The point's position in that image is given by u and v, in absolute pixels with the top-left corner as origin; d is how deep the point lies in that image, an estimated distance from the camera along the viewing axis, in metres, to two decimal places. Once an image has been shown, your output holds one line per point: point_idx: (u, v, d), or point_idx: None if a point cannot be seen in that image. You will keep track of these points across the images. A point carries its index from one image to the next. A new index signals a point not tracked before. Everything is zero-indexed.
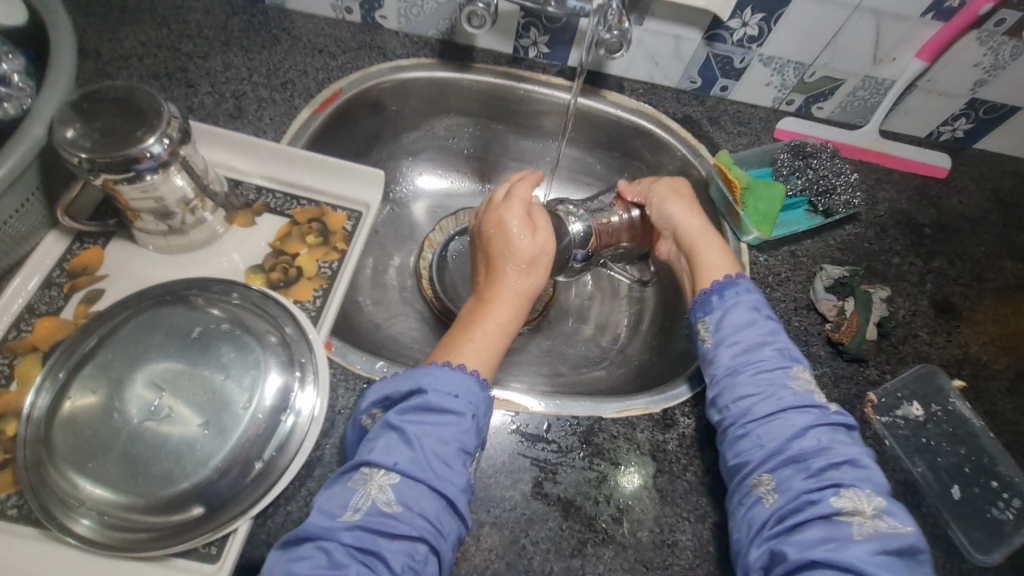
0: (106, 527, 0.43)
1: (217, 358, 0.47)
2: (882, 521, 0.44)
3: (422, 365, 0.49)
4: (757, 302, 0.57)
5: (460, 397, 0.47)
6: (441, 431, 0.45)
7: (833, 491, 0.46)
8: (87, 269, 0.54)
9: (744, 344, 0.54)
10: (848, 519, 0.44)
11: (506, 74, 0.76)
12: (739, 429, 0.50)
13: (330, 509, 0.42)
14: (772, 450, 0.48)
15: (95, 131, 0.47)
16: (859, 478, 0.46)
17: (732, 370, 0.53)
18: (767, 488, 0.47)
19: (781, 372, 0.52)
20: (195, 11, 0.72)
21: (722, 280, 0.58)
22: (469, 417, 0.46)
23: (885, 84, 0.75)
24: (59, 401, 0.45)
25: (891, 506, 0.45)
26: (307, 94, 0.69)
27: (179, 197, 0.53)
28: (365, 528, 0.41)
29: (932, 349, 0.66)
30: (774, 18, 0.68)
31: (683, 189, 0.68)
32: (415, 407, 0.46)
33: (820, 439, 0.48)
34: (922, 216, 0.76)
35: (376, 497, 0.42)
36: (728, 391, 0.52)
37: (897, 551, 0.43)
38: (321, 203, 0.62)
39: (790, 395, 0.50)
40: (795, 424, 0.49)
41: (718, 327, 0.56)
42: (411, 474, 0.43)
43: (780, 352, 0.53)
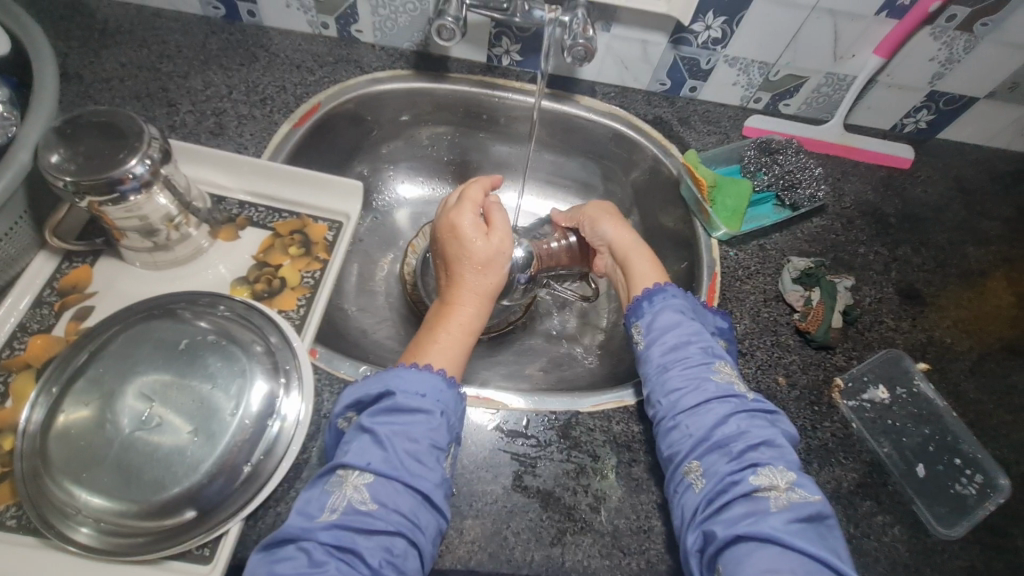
0: (104, 533, 0.45)
1: (204, 368, 0.49)
2: (796, 494, 0.47)
3: (393, 368, 0.51)
4: (683, 302, 0.60)
5: (427, 396, 0.49)
6: (411, 430, 0.47)
7: (753, 470, 0.48)
8: (77, 287, 0.56)
9: (672, 343, 0.57)
10: (765, 494, 0.47)
11: (480, 83, 0.78)
12: (670, 422, 0.53)
13: (309, 511, 0.44)
14: (699, 438, 0.51)
15: (79, 155, 0.49)
16: (775, 456, 0.49)
17: (662, 367, 0.56)
18: (696, 474, 0.50)
19: (704, 366, 0.55)
20: (174, 31, 0.74)
21: (650, 288, 0.61)
22: (436, 415, 0.49)
23: (847, 80, 0.78)
24: (54, 415, 0.47)
25: (804, 479, 0.48)
26: (286, 109, 0.71)
27: (163, 214, 0.55)
28: (342, 527, 0.43)
29: (897, 334, 0.68)
30: (736, 21, 0.71)
31: (611, 209, 0.72)
32: (384, 408, 0.48)
33: (740, 424, 0.51)
34: (887, 206, 0.78)
35: (351, 497, 0.45)
36: (659, 388, 0.55)
37: (809, 518, 0.45)
38: (302, 215, 0.64)
39: (713, 387, 0.53)
40: (717, 412, 0.52)
41: (649, 329, 0.59)
42: (384, 472, 0.46)
43: (703, 350, 0.56)
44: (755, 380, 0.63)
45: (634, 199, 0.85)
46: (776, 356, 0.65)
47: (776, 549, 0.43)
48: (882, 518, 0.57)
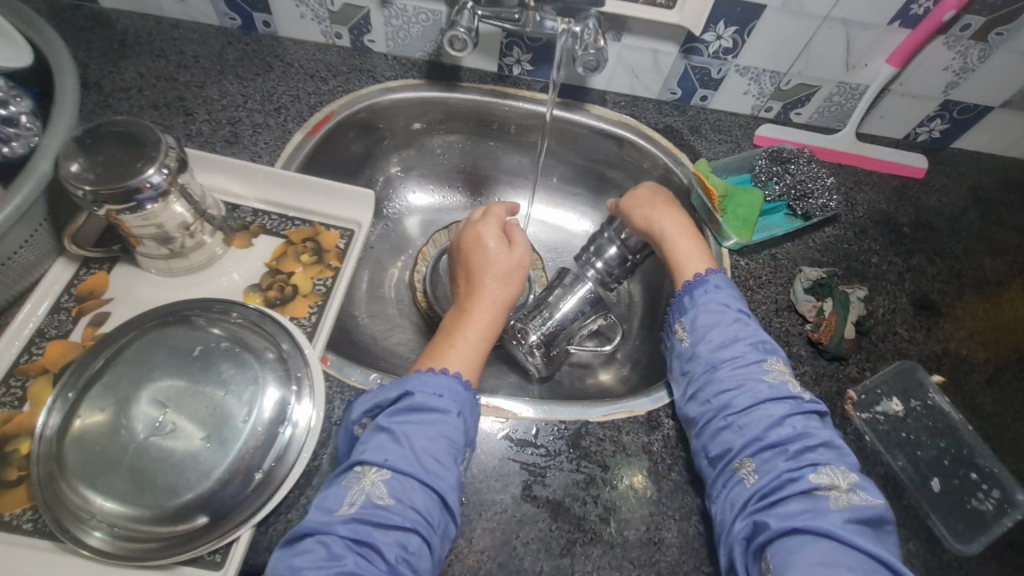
0: (117, 538, 0.45)
1: (216, 375, 0.50)
2: (857, 495, 0.48)
3: (411, 373, 0.52)
4: (729, 299, 0.59)
5: (445, 396, 0.50)
6: (428, 429, 0.48)
7: (812, 469, 0.49)
8: (94, 293, 0.57)
9: (721, 341, 0.56)
10: (825, 493, 0.47)
11: (492, 92, 0.79)
12: (722, 420, 0.52)
13: (327, 506, 0.45)
14: (752, 437, 0.51)
15: (98, 164, 0.49)
16: (834, 457, 0.50)
17: (711, 366, 0.55)
18: (748, 469, 0.50)
19: (756, 365, 0.54)
20: (191, 42, 0.76)
21: (690, 282, 0.61)
22: (453, 414, 0.49)
23: (859, 89, 0.78)
24: (70, 420, 0.47)
25: (864, 482, 0.49)
26: (300, 118, 0.72)
27: (178, 222, 0.55)
28: (360, 521, 0.44)
29: (912, 346, 0.67)
30: (747, 30, 0.71)
31: (650, 195, 0.70)
32: (401, 408, 0.49)
33: (796, 426, 0.51)
34: (901, 216, 0.78)
35: (369, 493, 0.45)
36: (709, 386, 0.55)
37: (868, 519, 0.46)
38: (314, 223, 0.65)
39: (767, 388, 0.53)
40: (772, 411, 0.52)
41: (694, 326, 0.58)
42: (400, 469, 0.46)
43: (753, 347, 0.56)
44: None
45: None
46: (789, 367, 0.64)
47: (834, 545, 0.44)
48: (896, 532, 0.56)
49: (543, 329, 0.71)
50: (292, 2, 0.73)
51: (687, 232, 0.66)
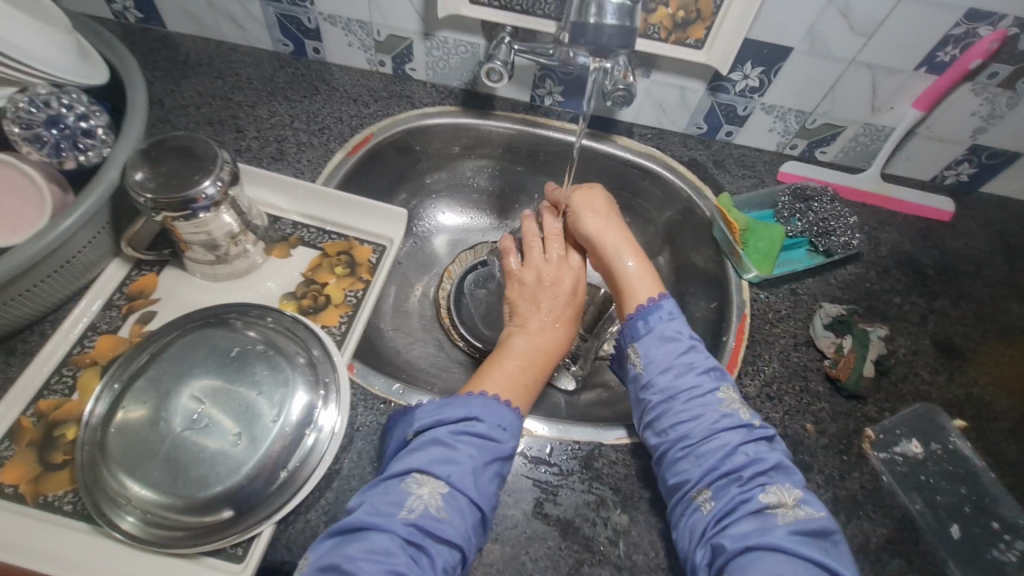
0: (148, 524, 0.48)
1: (251, 376, 0.53)
2: (802, 510, 0.49)
3: (475, 395, 0.54)
4: (680, 326, 0.60)
5: (507, 430, 0.53)
6: (488, 455, 0.51)
7: (761, 489, 0.50)
8: (143, 293, 0.61)
9: (675, 369, 0.57)
10: (774, 511, 0.49)
11: (524, 121, 0.82)
12: (678, 450, 0.53)
13: (385, 509, 0.47)
14: (707, 466, 0.52)
15: (160, 174, 0.53)
16: (781, 475, 0.52)
17: (666, 396, 0.56)
18: (705, 497, 0.51)
19: (709, 394, 0.55)
20: (246, 65, 0.81)
21: (645, 307, 0.62)
22: (507, 444, 0.52)
23: (885, 131, 0.79)
24: (115, 409, 0.51)
25: (808, 496, 0.51)
26: (342, 138, 0.77)
27: (226, 231, 0.59)
28: (418, 529, 0.46)
29: (933, 389, 0.67)
30: (773, 71, 0.73)
31: (605, 206, 0.72)
32: (464, 428, 0.51)
33: (746, 449, 0.53)
34: (925, 258, 0.78)
35: (428, 503, 0.47)
36: (664, 416, 0.55)
37: (816, 535, 0.48)
38: (349, 237, 0.68)
39: (719, 414, 0.54)
40: (724, 438, 0.53)
41: (648, 353, 0.58)
42: (460, 486, 0.48)
43: (705, 375, 0.57)
44: (783, 425, 0.62)
45: (665, 236, 0.86)
46: (805, 403, 0.64)
47: (785, 561, 0.45)
48: None
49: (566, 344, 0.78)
50: (342, 32, 0.78)
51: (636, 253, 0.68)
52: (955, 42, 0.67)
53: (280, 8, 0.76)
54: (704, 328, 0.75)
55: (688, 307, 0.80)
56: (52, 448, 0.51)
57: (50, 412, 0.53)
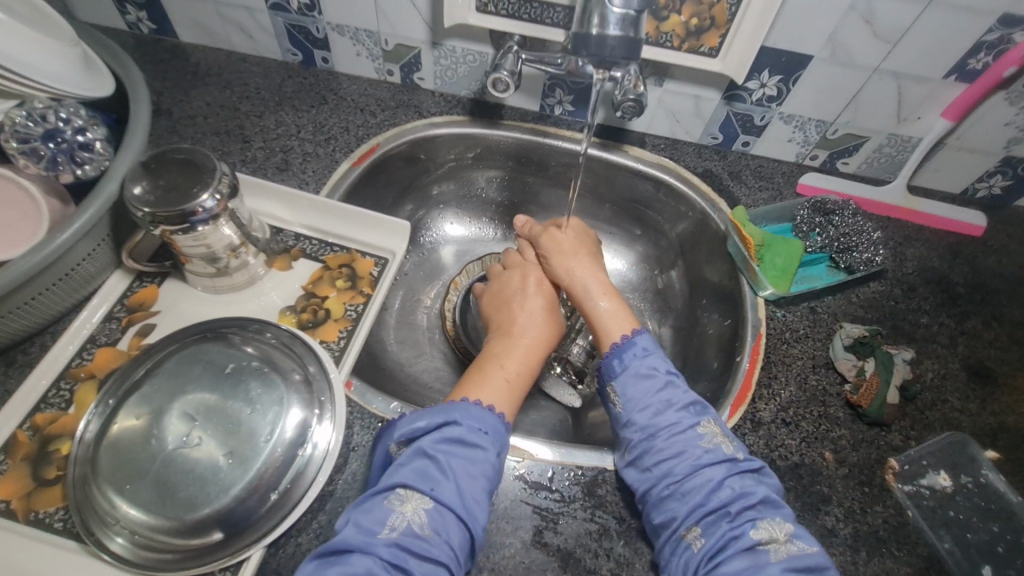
0: (137, 546, 0.47)
1: (245, 393, 0.52)
2: (795, 545, 0.48)
3: (458, 402, 0.53)
4: (656, 361, 0.59)
5: (488, 434, 0.51)
6: (470, 466, 0.49)
7: (752, 524, 0.49)
8: (143, 305, 0.60)
9: (654, 406, 0.55)
10: (765, 547, 0.48)
11: (533, 130, 0.81)
12: (664, 489, 0.51)
13: (368, 528, 0.45)
14: (695, 504, 0.50)
15: (159, 187, 0.53)
16: (771, 508, 0.50)
17: (649, 434, 0.54)
18: (695, 534, 0.49)
19: (691, 430, 0.54)
20: (255, 75, 0.81)
21: (620, 343, 0.61)
22: (494, 454, 0.50)
23: (912, 141, 0.75)
24: (107, 425, 0.50)
25: (800, 530, 0.50)
26: (348, 148, 0.76)
27: (225, 244, 0.58)
28: (401, 547, 0.45)
29: (963, 417, 0.63)
30: (792, 80, 0.70)
31: (573, 242, 0.72)
32: (447, 438, 0.50)
33: (732, 483, 0.51)
34: (955, 276, 0.74)
35: (411, 519, 0.46)
36: (647, 455, 0.53)
37: (808, 570, 0.47)
38: (351, 250, 0.67)
39: (701, 449, 0.53)
40: (710, 475, 0.51)
41: (626, 391, 0.57)
42: (444, 501, 0.47)
43: (686, 410, 0.55)
44: (800, 453, 0.59)
45: (678, 250, 0.83)
46: (824, 429, 0.61)
47: None
48: None
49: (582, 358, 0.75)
50: (350, 41, 0.77)
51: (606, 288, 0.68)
52: (988, 48, 0.63)
53: (288, 18, 0.76)
54: (717, 347, 0.72)
55: (701, 324, 0.77)
56: (45, 463, 0.51)
57: (45, 426, 0.52)
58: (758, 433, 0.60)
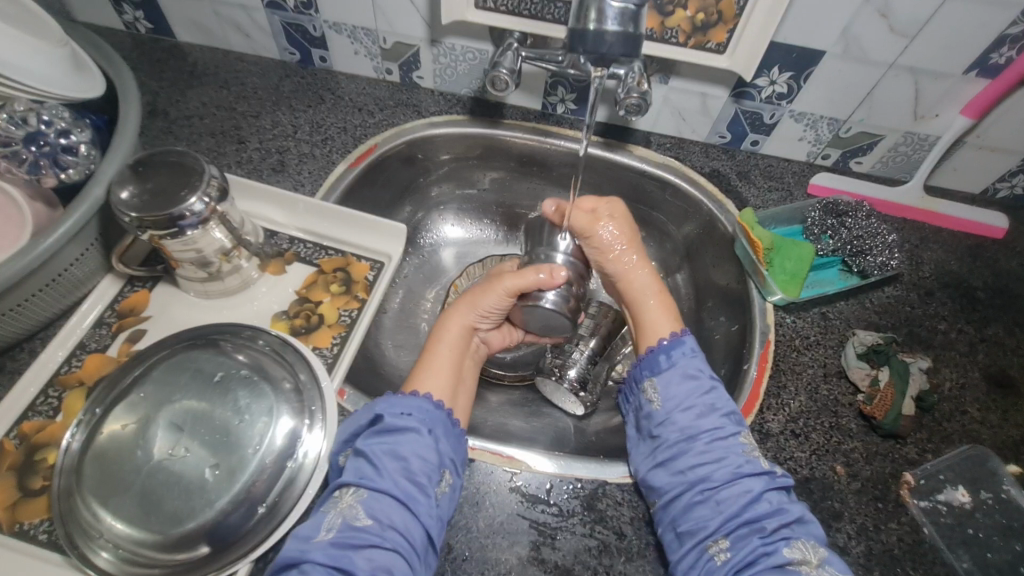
0: (122, 560, 0.45)
1: (233, 402, 0.50)
2: (828, 571, 0.46)
3: (380, 397, 0.55)
4: (701, 364, 0.58)
5: (413, 415, 0.52)
6: (399, 449, 0.50)
7: (785, 543, 0.47)
8: (134, 310, 0.59)
9: (697, 409, 0.55)
10: (797, 568, 0.46)
11: (534, 130, 0.79)
12: (697, 494, 0.50)
13: (304, 534, 0.46)
14: (727, 515, 0.49)
15: (147, 191, 0.52)
16: (807, 530, 0.48)
17: (688, 436, 0.53)
18: (720, 547, 0.48)
19: (732, 438, 0.53)
20: (252, 74, 0.80)
21: (675, 339, 0.59)
22: (424, 433, 0.51)
23: (929, 140, 0.72)
24: (93, 435, 0.49)
25: (834, 555, 0.47)
26: (345, 149, 0.74)
27: (217, 248, 0.57)
28: (337, 546, 0.45)
29: (983, 429, 0.60)
30: (804, 76, 0.67)
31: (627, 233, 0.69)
32: (375, 430, 0.51)
33: (770, 497, 0.50)
34: (975, 280, 0.70)
35: (346, 515, 0.47)
36: (683, 458, 0.52)
37: None
38: (347, 253, 0.66)
39: (742, 459, 0.52)
40: (747, 488, 0.50)
41: (667, 389, 0.56)
42: (378, 488, 0.49)
43: (727, 418, 0.54)
44: (809, 467, 0.57)
45: (685, 252, 0.80)
46: (835, 442, 0.58)
47: None
48: None
49: (586, 362, 0.71)
50: (348, 40, 0.76)
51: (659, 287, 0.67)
52: (1012, 43, 0.60)
53: (285, 17, 0.74)
54: (725, 353, 0.69)
55: (707, 329, 0.75)
56: (31, 473, 0.50)
57: (32, 434, 0.51)
58: (767, 445, 0.58)
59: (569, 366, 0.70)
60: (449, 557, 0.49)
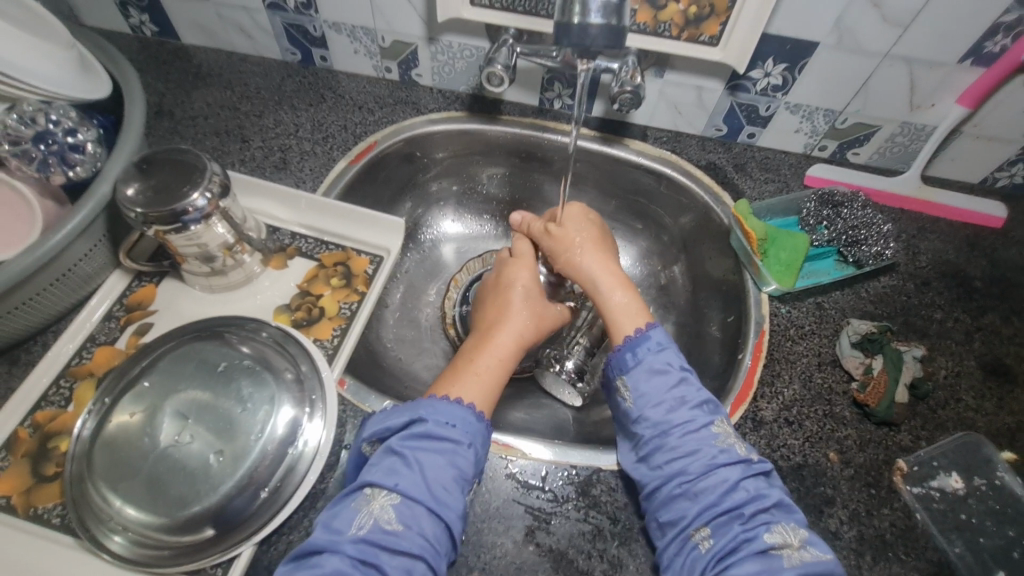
0: (132, 543, 0.47)
1: (236, 391, 0.52)
2: (809, 552, 0.47)
3: (424, 399, 0.53)
4: (670, 357, 0.58)
5: (457, 427, 0.51)
6: (437, 457, 0.49)
7: (766, 528, 0.48)
8: (142, 304, 0.61)
9: (667, 404, 0.55)
10: (779, 552, 0.47)
11: (531, 125, 0.79)
12: (676, 487, 0.50)
13: (334, 527, 0.46)
14: (706, 504, 0.49)
15: (151, 188, 0.53)
16: (785, 514, 0.49)
17: (662, 430, 0.54)
18: (702, 534, 0.49)
19: (705, 429, 0.53)
20: (255, 75, 0.82)
21: (632, 337, 0.59)
22: (465, 445, 0.50)
23: (926, 130, 0.72)
24: (103, 423, 0.50)
25: (815, 537, 0.48)
26: (345, 147, 0.76)
27: (220, 242, 0.59)
28: (367, 544, 0.45)
29: (978, 416, 0.60)
30: (798, 68, 0.68)
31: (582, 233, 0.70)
32: (413, 433, 0.50)
33: (746, 484, 0.50)
34: (972, 269, 0.70)
35: (378, 517, 0.46)
36: (659, 451, 0.53)
37: None
38: (347, 248, 0.67)
39: (716, 449, 0.52)
40: (724, 477, 0.50)
41: (638, 386, 0.56)
42: (409, 494, 0.47)
43: (700, 409, 0.54)
44: (802, 454, 0.57)
45: (682, 245, 0.81)
46: (828, 429, 0.59)
47: None
48: None
49: (583, 354, 0.73)
50: (347, 39, 0.77)
51: (620, 283, 0.66)
52: (1005, 31, 0.60)
53: (286, 17, 0.76)
54: (720, 343, 0.70)
55: (704, 320, 0.75)
56: (45, 460, 0.52)
57: (46, 423, 0.53)
58: (760, 433, 0.58)
59: (565, 357, 0.73)
60: None
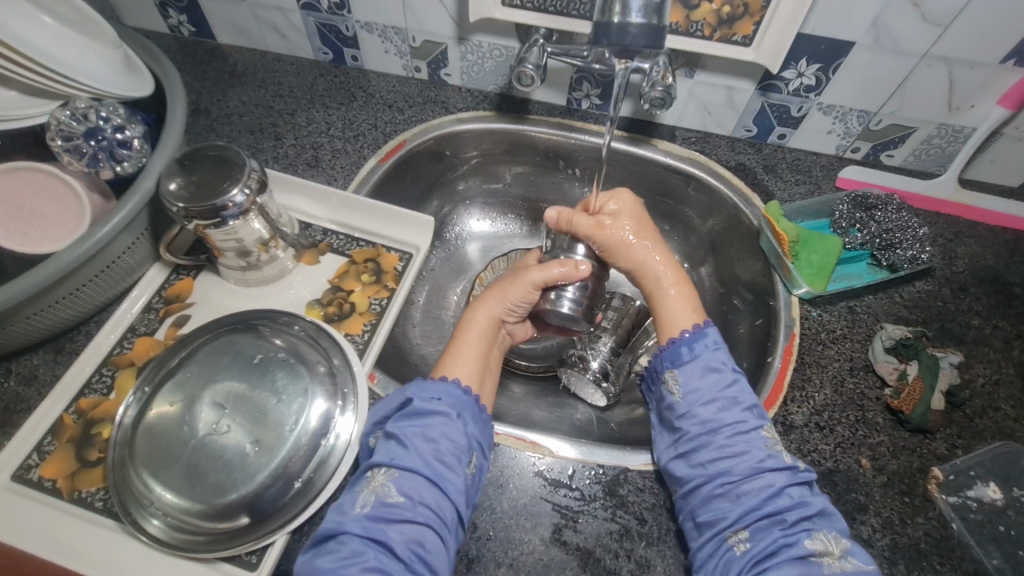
0: (170, 527, 0.48)
1: (271, 383, 0.53)
2: (850, 562, 0.46)
3: (411, 382, 0.55)
4: (725, 357, 0.57)
5: (442, 400, 0.53)
6: (429, 431, 0.50)
7: (807, 534, 0.48)
8: (179, 297, 0.63)
9: (719, 402, 0.54)
10: (819, 560, 0.46)
11: (559, 125, 0.80)
12: (717, 487, 0.50)
13: (342, 509, 0.47)
14: (749, 509, 0.49)
15: (193, 183, 0.55)
16: (829, 522, 0.49)
17: (710, 429, 0.53)
18: (739, 538, 0.48)
19: (755, 433, 0.52)
20: (288, 73, 0.83)
21: (693, 331, 0.58)
22: (453, 416, 0.51)
23: (965, 132, 0.70)
24: (144, 412, 0.52)
25: (857, 547, 0.48)
26: (375, 145, 0.77)
27: (255, 238, 0.60)
28: (372, 519, 0.46)
29: (1017, 425, 0.58)
30: (832, 68, 0.67)
31: (638, 227, 0.67)
32: (405, 413, 0.52)
33: (791, 491, 0.49)
34: (1012, 275, 0.69)
35: (378, 493, 0.47)
36: (703, 450, 0.52)
37: None
38: (377, 245, 0.69)
39: (764, 453, 0.51)
40: (772, 482, 0.50)
41: (689, 381, 0.55)
42: (407, 467, 0.48)
43: (750, 412, 0.53)
44: (834, 459, 0.56)
45: (709, 247, 0.81)
46: (861, 435, 0.58)
47: None
48: None
49: (607, 355, 0.72)
50: (379, 39, 0.78)
51: (678, 279, 0.64)
52: None
53: (319, 17, 0.77)
54: (748, 348, 0.69)
55: (732, 323, 0.75)
56: (88, 446, 0.53)
57: (89, 410, 0.55)
58: (790, 437, 0.58)
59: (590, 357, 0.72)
60: (474, 535, 0.51)
